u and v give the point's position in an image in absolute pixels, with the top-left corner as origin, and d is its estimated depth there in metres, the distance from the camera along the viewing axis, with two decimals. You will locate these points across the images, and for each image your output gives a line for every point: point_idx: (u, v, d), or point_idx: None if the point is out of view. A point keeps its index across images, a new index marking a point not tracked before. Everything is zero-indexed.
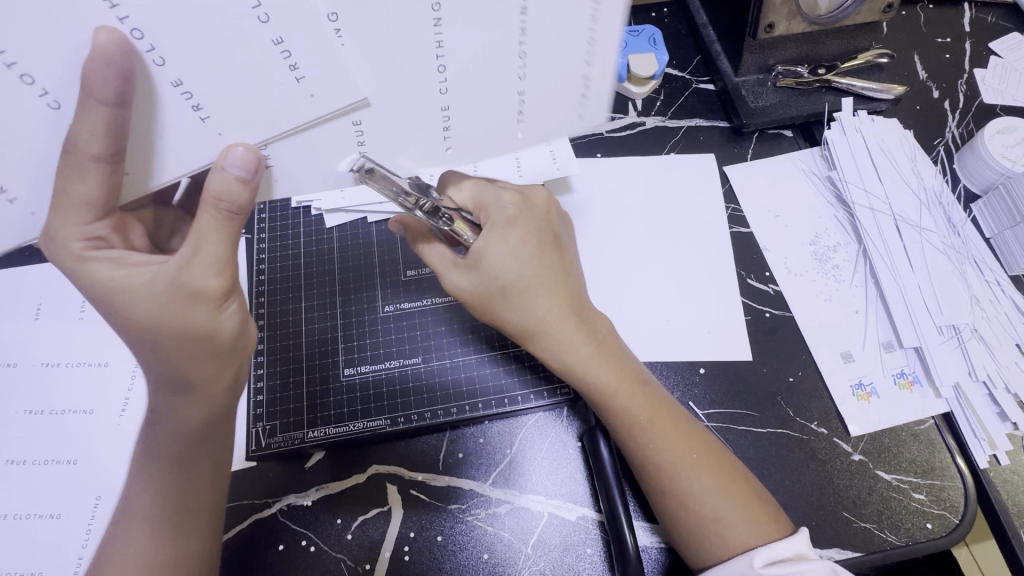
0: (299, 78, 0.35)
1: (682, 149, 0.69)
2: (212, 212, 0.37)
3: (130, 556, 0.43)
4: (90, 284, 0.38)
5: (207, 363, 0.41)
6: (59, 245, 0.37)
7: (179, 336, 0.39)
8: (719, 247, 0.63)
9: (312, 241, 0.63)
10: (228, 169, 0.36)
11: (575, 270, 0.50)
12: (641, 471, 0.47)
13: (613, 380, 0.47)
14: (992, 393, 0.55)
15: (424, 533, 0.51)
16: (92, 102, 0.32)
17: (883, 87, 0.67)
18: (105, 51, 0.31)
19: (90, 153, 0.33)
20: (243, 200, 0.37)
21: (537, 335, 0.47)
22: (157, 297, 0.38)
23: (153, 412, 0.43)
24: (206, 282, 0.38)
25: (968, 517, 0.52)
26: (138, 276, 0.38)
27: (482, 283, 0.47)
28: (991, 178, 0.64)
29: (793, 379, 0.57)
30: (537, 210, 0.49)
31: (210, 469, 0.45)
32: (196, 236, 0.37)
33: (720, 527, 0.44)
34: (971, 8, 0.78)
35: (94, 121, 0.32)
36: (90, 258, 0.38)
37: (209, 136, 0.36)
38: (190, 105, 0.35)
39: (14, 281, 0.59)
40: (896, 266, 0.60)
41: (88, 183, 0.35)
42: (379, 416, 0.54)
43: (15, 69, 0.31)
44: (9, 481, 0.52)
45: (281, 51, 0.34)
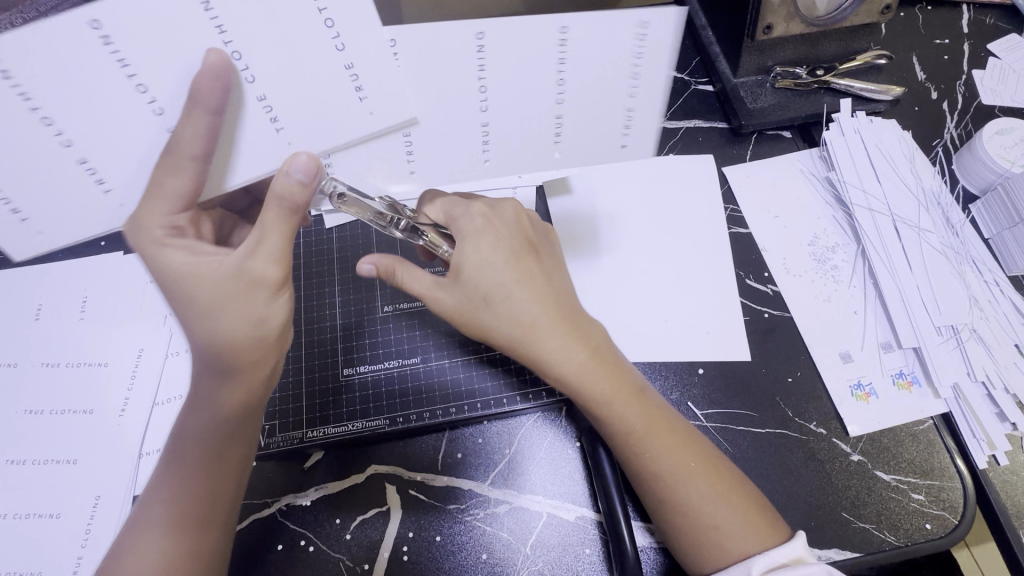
0: (362, 97, 0.39)
1: (681, 149, 0.69)
2: (274, 208, 0.40)
3: (154, 550, 0.42)
4: (168, 268, 0.42)
5: (250, 350, 0.44)
6: (143, 230, 0.40)
7: (237, 321, 0.42)
8: (718, 248, 0.63)
9: (312, 242, 0.63)
10: (291, 173, 0.39)
11: (560, 275, 0.49)
12: (638, 480, 0.47)
13: (611, 391, 0.46)
14: (991, 393, 0.55)
15: (423, 532, 0.51)
16: (200, 110, 0.35)
17: (881, 88, 0.68)
18: (217, 69, 0.35)
19: (190, 154, 0.36)
20: (302, 201, 0.40)
21: (528, 344, 0.46)
22: (221, 286, 0.41)
23: (200, 403, 0.45)
24: (265, 270, 0.41)
25: (968, 518, 0.52)
26: (208, 265, 0.42)
27: (465, 296, 0.46)
28: (989, 178, 0.64)
29: (792, 379, 0.57)
30: (506, 218, 0.48)
31: (238, 462, 0.45)
32: (262, 227, 0.41)
33: (719, 534, 0.44)
34: (969, 10, 0.78)
35: (199, 126, 0.35)
36: (167, 244, 0.41)
37: (282, 146, 0.39)
38: (268, 116, 0.38)
39: (17, 282, 0.60)
40: (895, 266, 0.60)
41: (181, 179, 0.37)
42: (378, 416, 0.55)
43: (133, 79, 0.35)
44: (10, 480, 0.52)
45: (350, 74, 0.37)
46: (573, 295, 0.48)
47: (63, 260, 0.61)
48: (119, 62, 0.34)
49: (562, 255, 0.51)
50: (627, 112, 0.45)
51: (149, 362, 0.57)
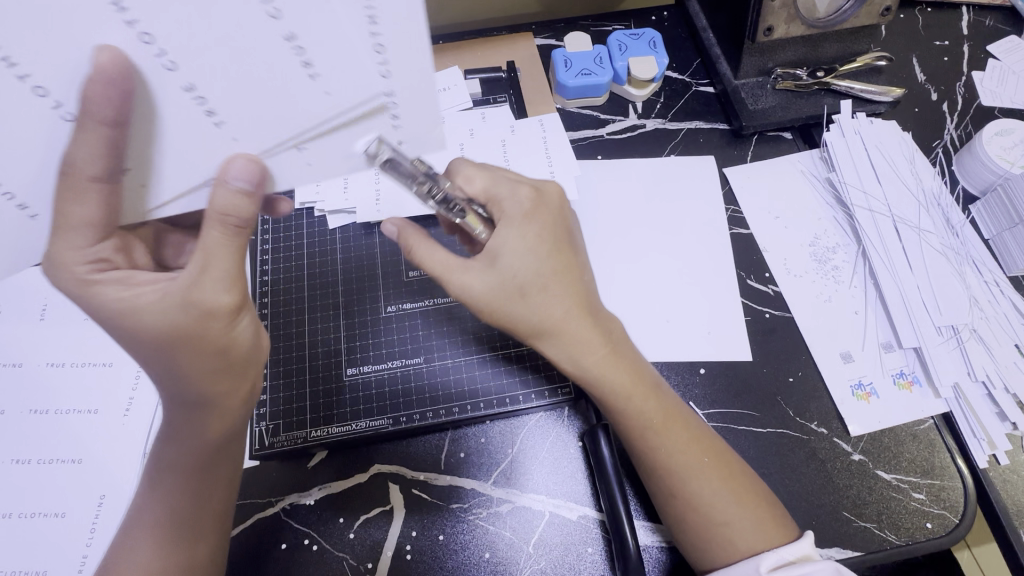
0: (314, 75, 0.35)
1: (682, 151, 0.70)
2: (218, 227, 0.38)
3: (143, 553, 0.43)
4: (101, 309, 0.39)
5: (216, 380, 0.41)
6: (66, 272, 0.38)
7: (196, 352, 0.39)
8: (718, 249, 0.64)
9: (315, 243, 0.63)
10: (231, 182, 0.37)
11: (590, 270, 0.49)
12: (650, 473, 0.47)
13: (628, 385, 0.47)
14: (991, 393, 0.55)
15: (425, 532, 0.52)
16: (94, 123, 0.33)
17: (881, 90, 0.68)
18: (107, 71, 0.32)
19: (89, 173, 0.34)
20: (247, 212, 0.38)
21: (552, 340, 0.46)
22: (166, 314, 0.38)
23: (168, 430, 0.44)
24: (217, 297, 0.38)
25: (968, 517, 0.52)
26: (147, 298, 0.38)
27: (500, 284, 0.45)
28: (989, 179, 0.64)
29: (794, 379, 0.58)
30: (551, 205, 0.48)
31: (224, 483, 0.46)
32: (203, 253, 0.38)
33: (729, 531, 0.45)
34: (970, 12, 0.79)
35: (93, 143, 0.34)
36: (96, 281, 0.38)
37: (224, 142, 0.37)
38: (202, 109, 0.35)
39: (19, 281, 0.60)
40: (896, 267, 0.60)
41: (86, 205, 0.36)
42: (381, 416, 0.55)
43: (70, 86, 0.32)
44: (12, 480, 0.52)
45: (293, 47, 0.33)
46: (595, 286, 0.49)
47: None
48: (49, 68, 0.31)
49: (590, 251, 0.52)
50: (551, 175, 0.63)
51: None
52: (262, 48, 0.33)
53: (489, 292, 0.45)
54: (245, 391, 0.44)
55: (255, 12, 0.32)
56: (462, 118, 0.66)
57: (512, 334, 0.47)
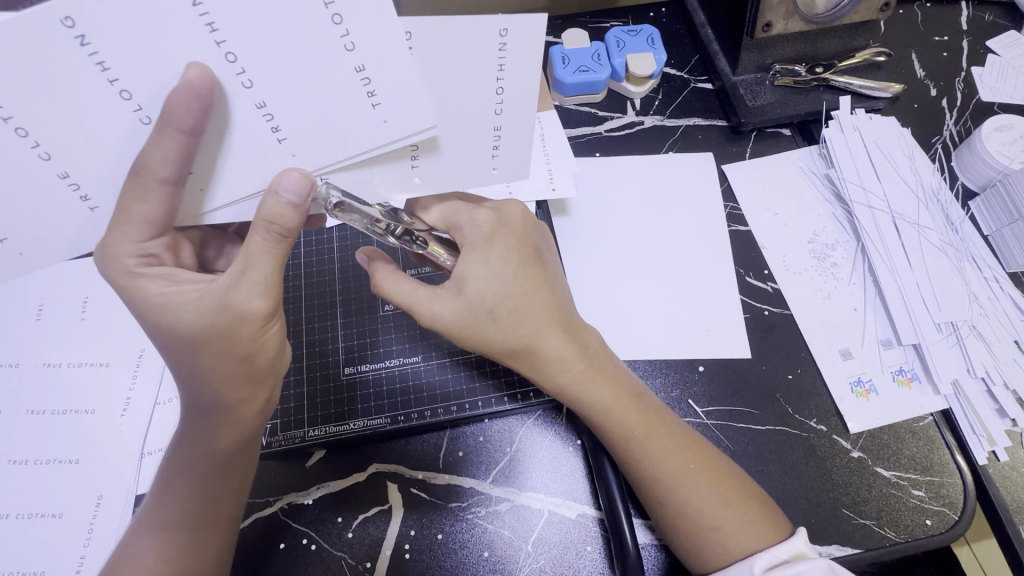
0: (376, 103, 0.36)
1: (681, 148, 0.69)
2: (263, 233, 0.37)
3: (153, 552, 0.43)
4: (139, 300, 0.39)
5: (236, 386, 0.41)
6: (113, 263, 0.37)
7: (224, 354, 0.39)
8: (718, 246, 0.64)
9: (311, 242, 0.63)
10: (281, 193, 0.36)
11: (560, 287, 0.49)
12: (640, 482, 0.47)
13: (608, 398, 0.47)
14: (991, 389, 0.55)
15: (424, 531, 0.51)
16: (171, 131, 0.33)
17: (881, 85, 0.68)
18: (195, 86, 0.32)
19: (160, 175, 0.34)
20: (293, 224, 0.37)
21: (525, 356, 0.46)
22: (202, 314, 0.38)
23: (187, 434, 0.44)
24: (250, 302, 0.38)
25: (968, 514, 0.52)
26: (186, 296, 0.38)
27: (468, 310, 0.44)
28: (989, 175, 0.64)
29: (793, 377, 0.58)
30: (514, 225, 0.47)
31: (235, 489, 0.46)
32: (246, 256, 0.38)
33: (721, 535, 0.45)
34: (969, 7, 0.79)
35: (169, 146, 0.33)
36: (141, 274, 0.38)
37: (283, 157, 0.37)
38: (270, 126, 0.36)
39: (16, 281, 0.60)
40: (895, 263, 0.60)
41: (150, 204, 0.35)
42: (379, 415, 0.55)
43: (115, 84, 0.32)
44: (12, 480, 0.52)
45: (362, 77, 0.35)
46: (570, 305, 0.49)
47: (63, 260, 0.61)
48: (98, 65, 0.31)
49: (559, 266, 0.51)
50: (548, 167, 0.63)
51: (149, 363, 0.57)
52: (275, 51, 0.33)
53: (456, 318, 0.44)
54: (268, 398, 0.45)
55: (332, 43, 0.33)
56: None
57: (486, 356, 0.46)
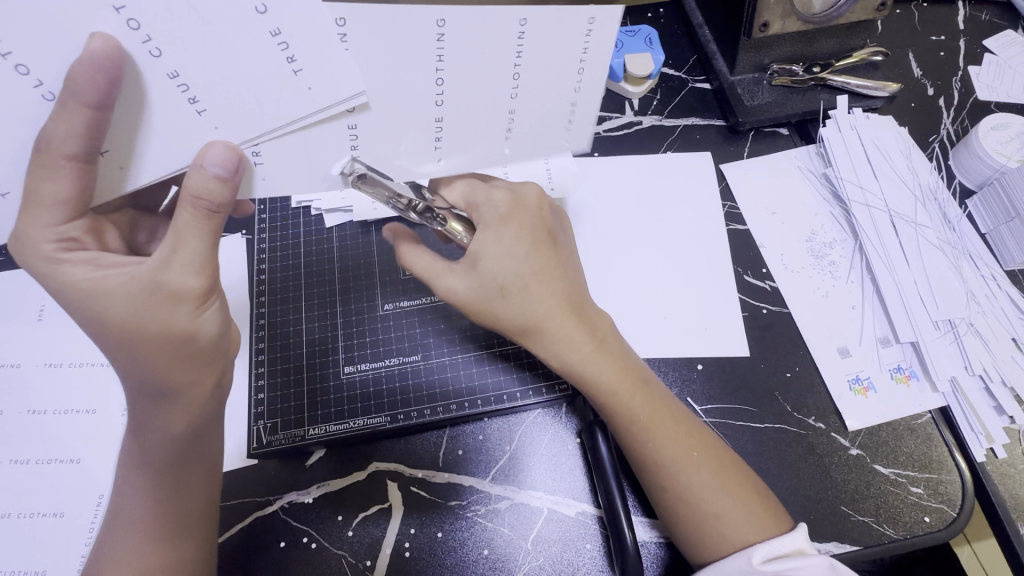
0: (297, 70, 0.36)
1: (679, 148, 0.70)
2: (190, 209, 0.38)
3: (131, 546, 0.43)
4: (66, 286, 0.39)
5: (176, 367, 0.41)
6: (32, 250, 0.38)
7: (155, 342, 0.40)
8: (716, 245, 0.64)
9: (312, 242, 0.63)
10: (207, 167, 0.37)
11: (575, 267, 0.49)
12: (642, 467, 0.47)
13: (616, 380, 0.47)
14: (989, 387, 0.56)
15: (424, 529, 0.52)
16: (76, 104, 0.33)
17: (877, 84, 0.68)
18: (98, 58, 0.32)
19: (65, 151, 0.34)
20: (223, 199, 0.38)
21: (534, 335, 0.47)
22: (134, 297, 0.39)
23: (137, 422, 0.43)
24: (185, 280, 0.39)
25: (966, 511, 0.52)
26: (113, 279, 0.39)
27: (480, 286, 0.46)
28: (986, 174, 0.64)
29: (791, 374, 0.58)
30: (528, 206, 0.48)
31: (200, 478, 0.46)
32: (176, 235, 0.38)
33: (721, 524, 0.45)
34: (966, 7, 0.79)
35: (75, 120, 0.33)
36: (60, 259, 0.38)
37: (204, 130, 0.37)
38: (186, 97, 0.35)
39: (17, 283, 0.60)
40: (892, 261, 0.60)
41: (61, 181, 0.36)
42: (378, 413, 0.55)
43: (10, 59, 0.32)
44: (13, 480, 0.52)
45: (278, 42, 0.34)
46: (584, 286, 0.49)
47: None
48: None
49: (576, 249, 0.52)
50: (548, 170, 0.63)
51: None
52: None
53: (469, 292, 0.46)
54: (214, 375, 0.44)
55: (242, 9, 0.33)
56: None
57: (499, 330, 0.48)
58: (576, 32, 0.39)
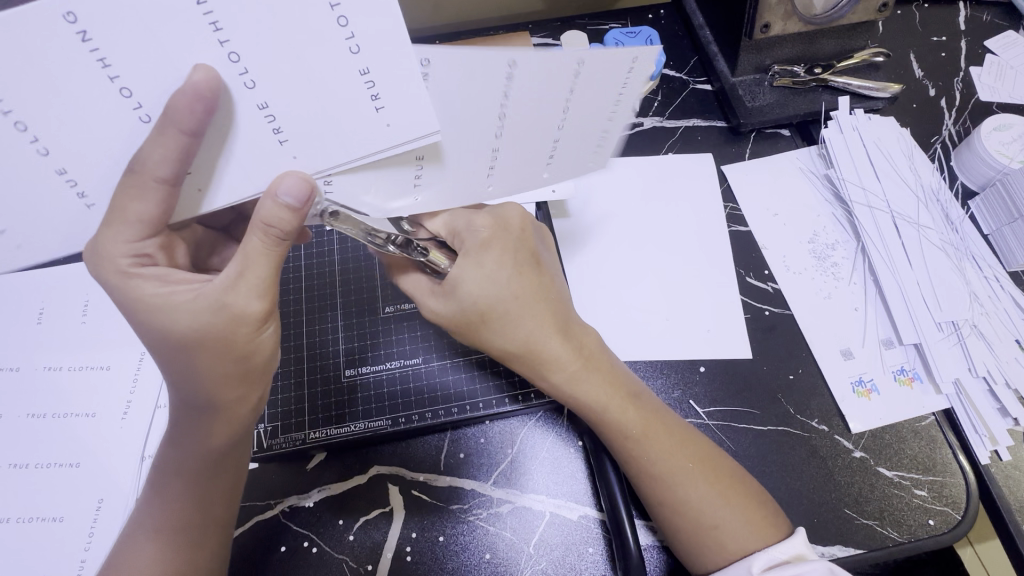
0: (379, 107, 0.37)
1: (680, 149, 0.69)
2: (260, 236, 0.38)
3: (151, 551, 0.43)
4: (133, 299, 0.39)
5: (228, 385, 0.41)
6: (107, 262, 0.37)
7: (218, 358, 0.40)
8: (718, 247, 0.64)
9: (313, 244, 0.63)
10: (280, 196, 0.37)
11: (559, 288, 0.50)
12: (637, 481, 0.47)
13: (605, 397, 0.47)
14: (993, 388, 0.55)
15: (425, 534, 0.51)
16: (173, 131, 0.33)
17: (879, 85, 0.68)
18: (200, 88, 0.33)
19: (158, 174, 0.35)
20: (291, 228, 0.38)
21: (520, 356, 0.47)
22: (200, 315, 0.38)
23: (177, 435, 0.43)
24: (249, 304, 0.39)
25: (971, 513, 0.52)
26: (181, 296, 0.39)
27: (461, 310, 0.46)
28: (988, 174, 0.64)
29: (795, 377, 0.57)
30: (511, 231, 0.48)
31: (227, 491, 0.46)
32: (244, 257, 0.38)
33: (719, 533, 0.45)
34: (967, 8, 0.79)
35: (168, 145, 0.34)
36: (135, 274, 0.38)
37: (284, 159, 0.38)
38: (271, 126, 0.36)
39: (17, 286, 0.60)
40: (895, 263, 0.60)
41: (147, 203, 0.36)
42: (380, 416, 0.55)
43: (116, 81, 0.33)
44: (11, 484, 0.52)
45: (365, 81, 0.36)
46: (568, 304, 0.50)
47: (62, 265, 0.62)
48: (99, 60, 0.32)
49: (559, 267, 0.52)
50: None
51: (149, 366, 0.57)
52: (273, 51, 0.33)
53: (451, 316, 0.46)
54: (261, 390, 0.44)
55: (337, 48, 0.34)
56: None
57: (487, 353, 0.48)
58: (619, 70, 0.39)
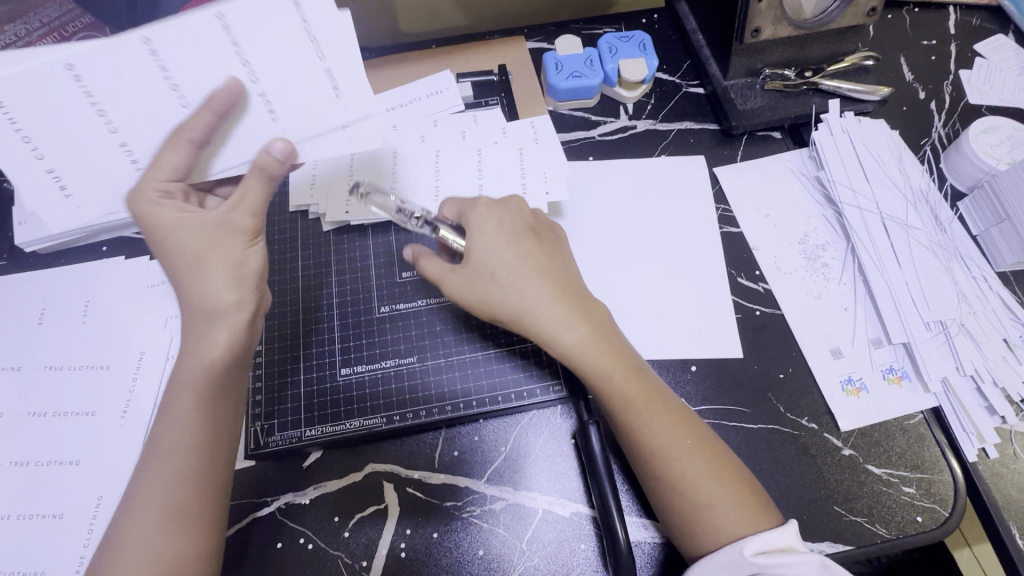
0: (336, 86, 0.45)
1: (673, 151, 0.70)
2: (255, 178, 0.45)
3: (152, 505, 0.43)
4: (153, 225, 0.45)
5: (229, 294, 0.46)
6: (138, 193, 0.44)
7: (218, 263, 0.45)
8: (709, 248, 0.64)
9: (310, 245, 0.64)
10: (270, 152, 0.45)
11: (562, 258, 0.52)
12: (634, 455, 0.48)
13: (609, 363, 0.48)
14: (980, 387, 0.56)
15: (420, 530, 0.52)
16: (207, 111, 0.43)
17: (869, 89, 0.69)
18: (231, 92, 0.43)
19: (192, 137, 0.43)
20: (278, 173, 0.46)
21: (526, 318, 0.49)
22: (207, 239, 0.45)
23: (183, 364, 0.46)
24: (244, 223, 0.46)
25: (958, 510, 0.52)
26: (192, 220, 0.45)
27: (472, 272, 0.49)
28: (976, 176, 0.65)
29: (785, 375, 0.58)
30: (511, 205, 0.53)
31: (225, 436, 0.47)
32: (241, 190, 0.45)
33: (713, 514, 0.45)
34: (956, 12, 0.80)
35: (201, 122, 0.43)
36: (158, 206, 0.44)
37: (271, 129, 0.46)
38: (265, 105, 0.45)
39: (20, 287, 0.61)
40: (883, 263, 0.61)
41: (177, 153, 0.43)
42: (375, 414, 0.55)
43: (170, 82, 0.42)
44: (14, 480, 0.53)
45: (320, 62, 0.44)
46: (578, 278, 0.52)
47: (65, 266, 0.63)
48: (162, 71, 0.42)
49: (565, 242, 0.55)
50: (544, 176, 0.63)
51: (148, 365, 0.58)
52: None
53: (461, 277, 0.49)
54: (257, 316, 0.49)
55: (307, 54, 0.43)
56: (454, 121, 0.67)
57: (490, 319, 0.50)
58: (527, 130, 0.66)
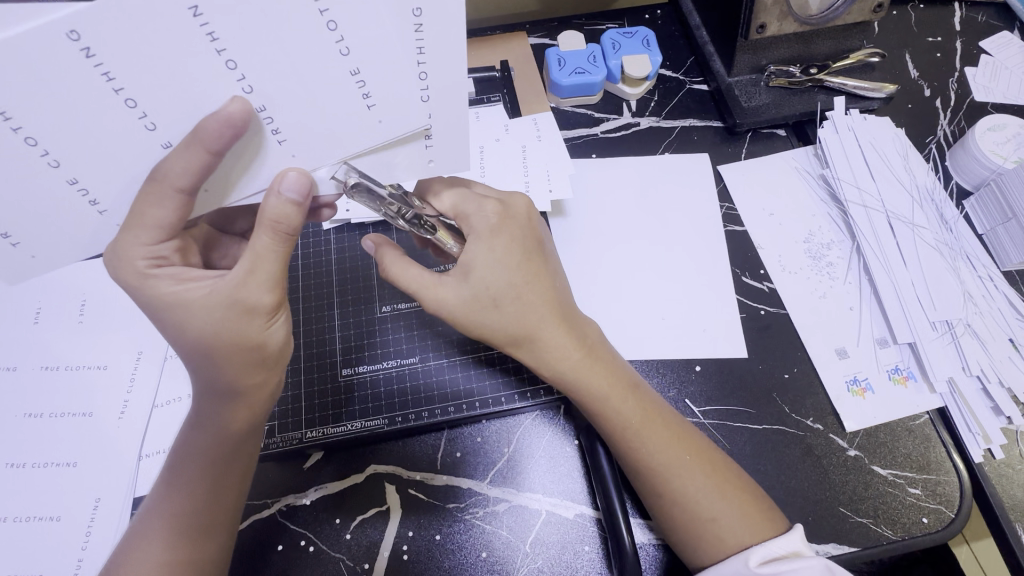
0: (371, 105, 0.37)
1: (677, 149, 0.70)
2: (269, 234, 0.39)
3: (152, 558, 0.43)
4: (153, 299, 0.40)
5: (248, 373, 0.42)
6: (124, 265, 0.39)
7: (234, 349, 0.41)
8: (713, 247, 0.64)
9: (309, 244, 0.63)
10: (284, 192, 0.38)
11: (561, 282, 0.50)
12: (633, 472, 0.47)
13: (605, 386, 0.48)
14: (986, 387, 0.56)
15: (422, 532, 0.52)
16: (199, 149, 0.34)
17: (874, 86, 0.69)
18: (233, 116, 0.34)
19: (178, 184, 0.36)
20: (298, 222, 0.39)
21: (528, 341, 0.47)
22: (213, 310, 0.40)
23: (197, 417, 0.45)
24: (260, 297, 0.40)
25: (964, 512, 0.52)
26: (196, 292, 0.40)
27: (472, 296, 0.46)
28: (982, 174, 0.64)
29: (790, 375, 0.58)
30: (518, 218, 0.49)
31: (232, 492, 0.46)
32: (253, 256, 0.39)
33: (717, 526, 0.45)
34: (961, 8, 0.79)
35: (191, 161, 0.35)
36: (153, 274, 0.39)
37: (283, 157, 0.38)
38: (270, 129, 0.37)
39: (16, 285, 0.60)
40: (890, 262, 0.60)
41: (165, 209, 0.37)
42: (377, 416, 0.55)
43: (119, 93, 0.32)
44: (10, 482, 0.52)
45: (357, 80, 0.35)
46: (567, 293, 0.51)
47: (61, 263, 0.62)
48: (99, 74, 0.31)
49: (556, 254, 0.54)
50: (547, 173, 0.63)
51: (148, 364, 0.58)
52: (270, 57, 0.33)
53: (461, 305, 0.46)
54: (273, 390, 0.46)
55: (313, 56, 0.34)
56: None
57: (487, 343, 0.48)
58: (529, 126, 0.66)
